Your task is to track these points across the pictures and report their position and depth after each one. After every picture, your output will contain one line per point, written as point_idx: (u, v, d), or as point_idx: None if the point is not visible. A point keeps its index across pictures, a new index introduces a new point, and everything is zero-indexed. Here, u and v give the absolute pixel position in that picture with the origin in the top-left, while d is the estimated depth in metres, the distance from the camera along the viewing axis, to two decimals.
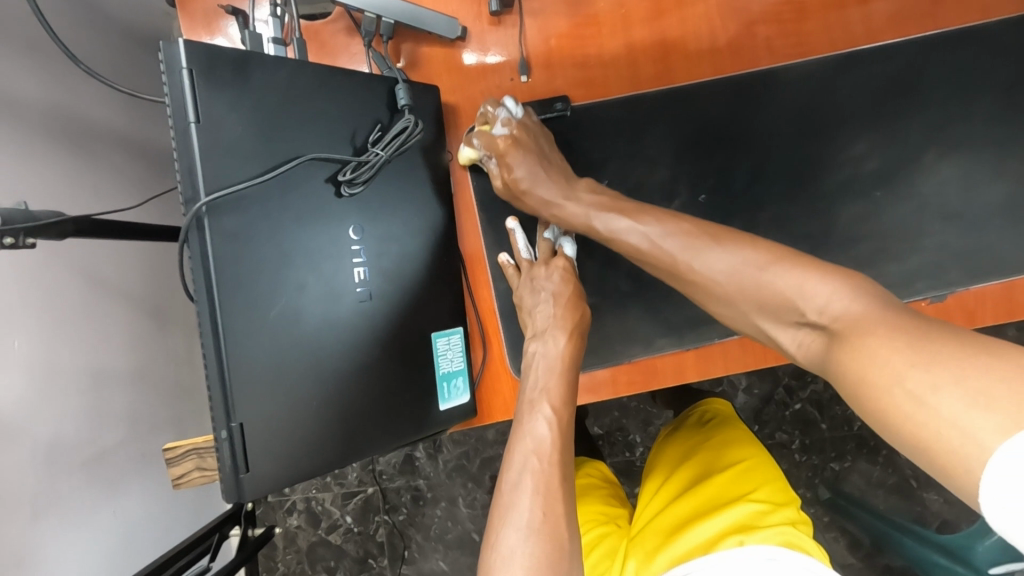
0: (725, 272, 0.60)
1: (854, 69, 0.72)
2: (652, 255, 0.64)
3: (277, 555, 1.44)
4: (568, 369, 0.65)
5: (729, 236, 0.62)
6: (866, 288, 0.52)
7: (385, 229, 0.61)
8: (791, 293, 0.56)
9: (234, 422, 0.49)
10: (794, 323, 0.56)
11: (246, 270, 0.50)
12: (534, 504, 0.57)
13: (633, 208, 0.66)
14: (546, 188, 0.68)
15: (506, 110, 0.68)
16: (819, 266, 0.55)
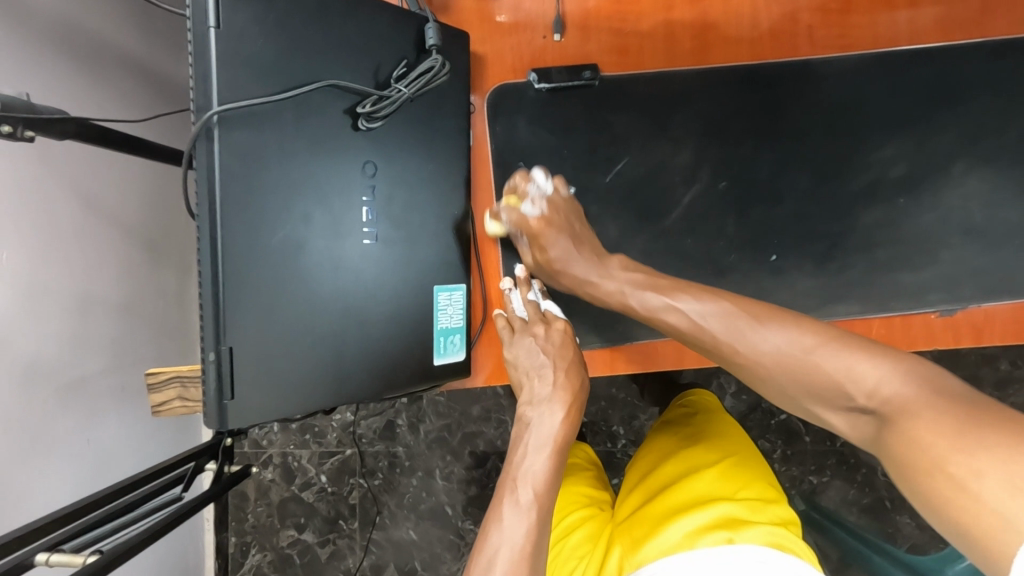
0: (773, 355, 0.58)
1: (893, 69, 0.70)
2: (694, 334, 0.62)
3: (247, 507, 1.43)
4: (560, 451, 0.64)
5: (776, 313, 0.59)
6: (914, 369, 0.51)
7: (399, 172, 0.59)
8: (839, 375, 0.54)
9: (223, 345, 0.48)
10: (843, 409, 0.55)
11: (252, 191, 0.48)
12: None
13: (672, 284, 0.63)
14: (580, 267, 0.67)
15: (536, 186, 0.65)
16: (864, 347, 0.54)
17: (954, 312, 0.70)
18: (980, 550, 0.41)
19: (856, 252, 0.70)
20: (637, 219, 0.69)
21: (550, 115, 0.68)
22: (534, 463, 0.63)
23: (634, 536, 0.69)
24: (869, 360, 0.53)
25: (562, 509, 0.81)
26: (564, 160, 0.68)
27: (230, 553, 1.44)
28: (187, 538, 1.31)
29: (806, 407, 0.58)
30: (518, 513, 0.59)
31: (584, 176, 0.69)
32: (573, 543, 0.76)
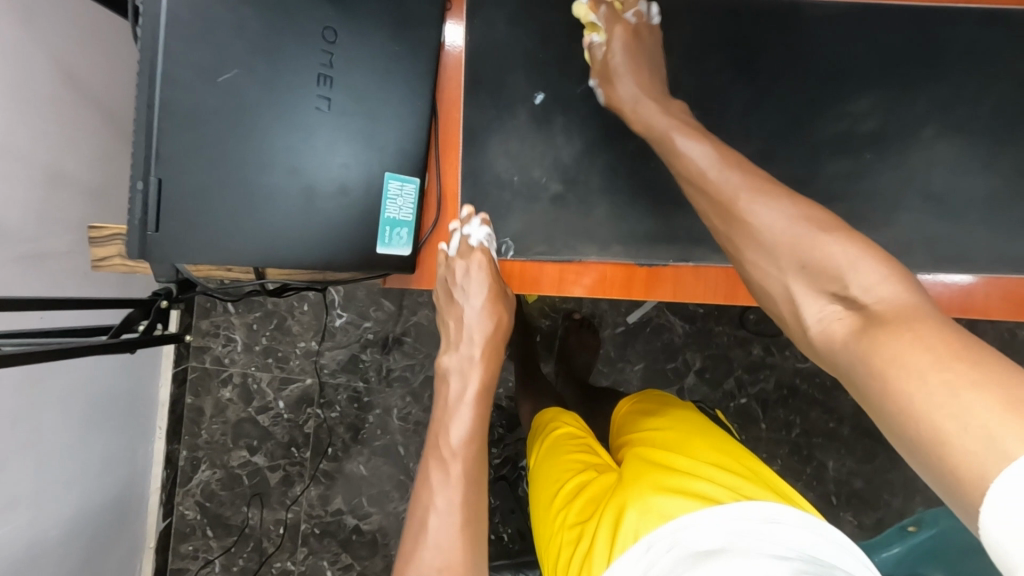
0: (771, 226, 0.53)
1: (878, 21, 0.70)
2: (702, 182, 0.58)
3: (202, 422, 1.44)
4: (483, 388, 0.73)
5: (779, 192, 0.55)
6: (919, 291, 0.46)
7: (362, 43, 0.56)
8: (840, 266, 0.49)
9: (152, 175, 0.50)
10: (826, 301, 0.49)
11: (198, 29, 0.50)
12: (454, 495, 0.65)
13: (699, 133, 0.60)
14: (638, 77, 0.65)
15: (648, 8, 0.68)
16: (881, 254, 0.48)
17: None
18: (938, 459, 0.36)
19: (816, 204, 0.70)
20: (603, 137, 0.69)
21: (529, 20, 0.67)
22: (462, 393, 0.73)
23: (631, 492, 0.66)
24: (875, 263, 0.48)
25: (555, 492, 0.78)
26: (538, 69, 0.67)
27: (179, 465, 1.44)
28: (138, 442, 1.30)
29: (790, 292, 0.53)
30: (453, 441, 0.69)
31: (554, 87, 0.68)
32: (570, 519, 0.72)
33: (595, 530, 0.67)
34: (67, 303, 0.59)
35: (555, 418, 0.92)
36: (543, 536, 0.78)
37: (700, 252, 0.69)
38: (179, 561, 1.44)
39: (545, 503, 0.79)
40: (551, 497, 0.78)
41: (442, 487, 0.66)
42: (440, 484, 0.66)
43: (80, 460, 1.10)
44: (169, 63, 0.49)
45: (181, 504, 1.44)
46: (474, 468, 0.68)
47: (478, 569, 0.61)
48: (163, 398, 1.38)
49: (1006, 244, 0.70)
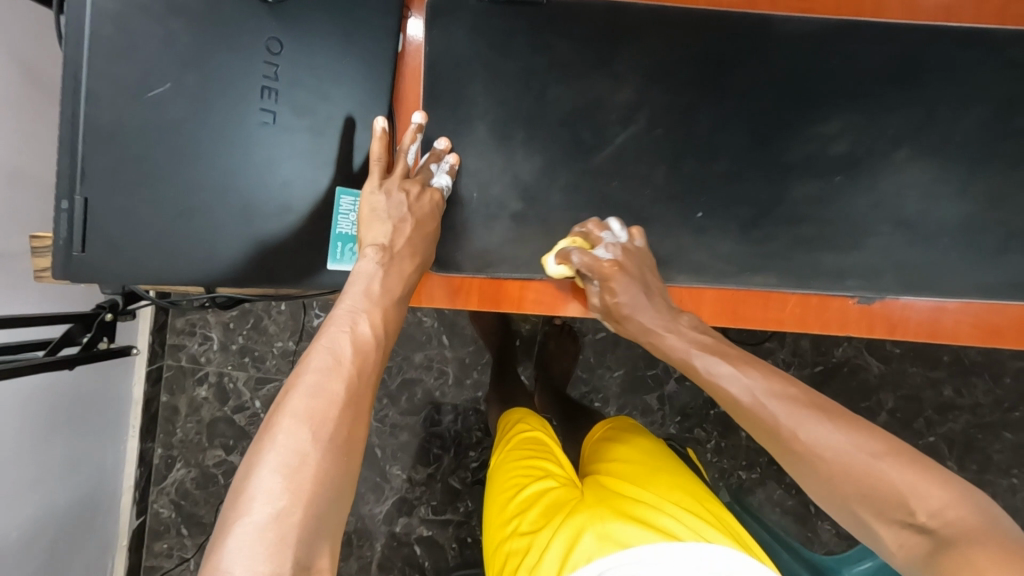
0: (834, 451, 0.51)
1: (851, 40, 0.68)
2: (750, 411, 0.57)
3: (176, 421, 1.32)
4: (396, 289, 0.57)
5: (844, 416, 0.53)
6: (970, 496, 0.47)
7: (307, 59, 0.56)
8: (902, 487, 0.48)
9: (77, 195, 0.51)
10: (896, 522, 0.48)
11: (126, 49, 0.51)
12: (322, 419, 0.45)
13: (737, 355, 0.61)
14: (647, 317, 0.65)
15: (612, 234, 0.64)
16: (936, 470, 0.48)
17: (871, 302, 0.69)
18: None
19: (782, 226, 0.69)
20: (565, 154, 0.67)
21: (489, 32, 0.65)
22: (369, 295, 0.55)
23: (593, 515, 0.64)
24: (935, 482, 0.47)
25: (511, 496, 0.76)
26: (499, 83, 0.66)
27: (154, 463, 1.32)
28: (109, 439, 1.19)
29: (858, 515, 0.50)
30: (344, 346, 0.50)
31: (515, 102, 0.66)
32: (523, 527, 0.71)
33: (547, 541, 0.65)
34: (12, 320, 0.56)
35: (520, 420, 0.91)
36: (493, 540, 0.77)
37: (663, 271, 0.68)
38: (154, 559, 1.33)
39: (500, 506, 0.77)
40: (507, 501, 0.76)
41: (317, 399, 0.46)
42: (313, 392, 0.46)
43: (46, 457, 1.00)
44: (94, 78, 0.50)
45: (155, 502, 1.32)
46: (362, 398, 0.48)
47: (346, 496, 0.44)
48: (137, 396, 1.26)
49: (974, 267, 0.69)
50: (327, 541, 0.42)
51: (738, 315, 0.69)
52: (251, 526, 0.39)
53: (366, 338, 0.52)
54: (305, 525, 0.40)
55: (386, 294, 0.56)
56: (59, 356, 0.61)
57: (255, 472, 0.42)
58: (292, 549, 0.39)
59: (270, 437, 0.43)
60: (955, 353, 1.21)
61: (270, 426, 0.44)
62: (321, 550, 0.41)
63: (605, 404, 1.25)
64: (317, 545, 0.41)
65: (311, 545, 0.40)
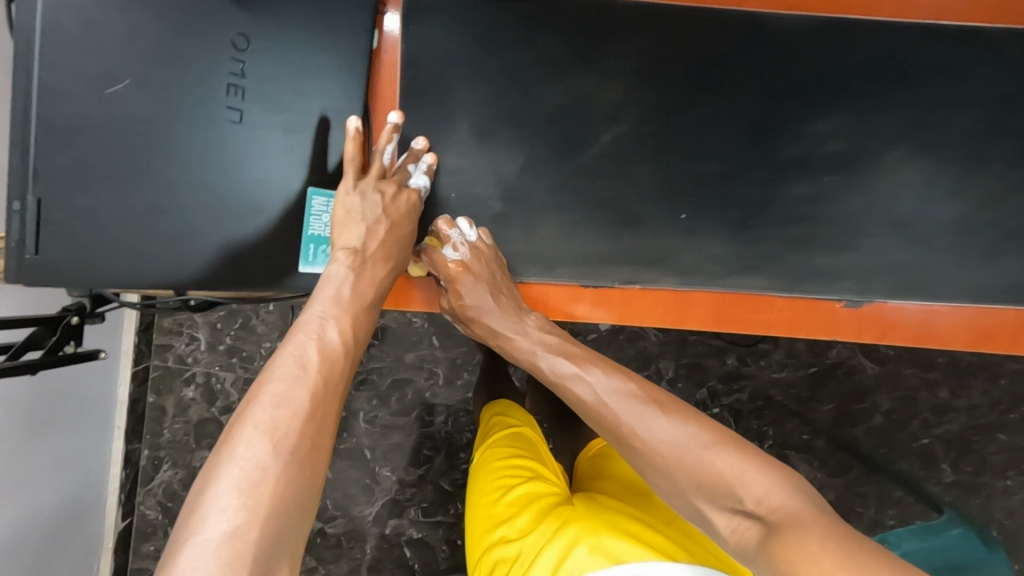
0: (669, 445, 0.51)
1: (843, 36, 0.66)
2: (593, 410, 0.57)
3: (163, 422, 1.29)
4: (369, 295, 0.56)
5: (671, 409, 0.54)
6: (799, 485, 0.47)
7: (276, 54, 0.54)
8: (727, 475, 0.48)
9: (30, 196, 0.48)
10: (727, 508, 0.47)
11: (82, 43, 0.48)
12: (283, 430, 0.43)
13: (587, 356, 0.62)
14: (501, 321, 0.66)
15: (460, 233, 0.63)
16: (746, 452, 0.49)
17: (862, 305, 0.67)
18: None
19: (772, 228, 0.67)
20: (548, 154, 0.65)
21: (470, 27, 0.63)
22: (339, 301, 0.53)
23: (586, 524, 0.62)
24: (736, 460, 0.48)
25: (497, 497, 0.74)
26: (479, 80, 0.64)
27: (140, 465, 1.29)
28: (97, 439, 1.16)
29: (695, 507, 0.50)
30: (310, 353, 0.48)
31: (496, 99, 0.64)
32: (511, 531, 0.69)
33: (537, 548, 0.63)
34: None
35: (508, 415, 0.88)
36: (477, 542, 0.74)
37: (649, 274, 0.66)
38: (141, 561, 1.30)
39: (484, 505, 0.75)
40: (493, 501, 0.74)
41: (282, 409, 0.44)
42: (277, 401, 0.44)
43: (31, 461, 0.97)
44: (47, 72, 0.48)
45: (141, 504, 1.29)
46: (329, 408, 0.47)
47: (308, 511, 0.43)
48: (122, 397, 1.22)
49: (968, 270, 0.67)
50: (288, 558, 0.40)
51: (726, 319, 0.68)
52: (205, 542, 0.37)
53: (334, 344, 0.50)
54: (263, 542, 0.39)
55: (357, 298, 0.54)
56: (22, 360, 0.59)
57: (213, 484, 0.40)
58: (248, 565, 0.37)
59: (231, 449, 0.41)
60: (952, 355, 1.19)
61: (229, 437, 0.42)
62: (281, 569, 0.39)
63: None
64: (275, 563, 0.39)
65: (272, 562, 0.39)
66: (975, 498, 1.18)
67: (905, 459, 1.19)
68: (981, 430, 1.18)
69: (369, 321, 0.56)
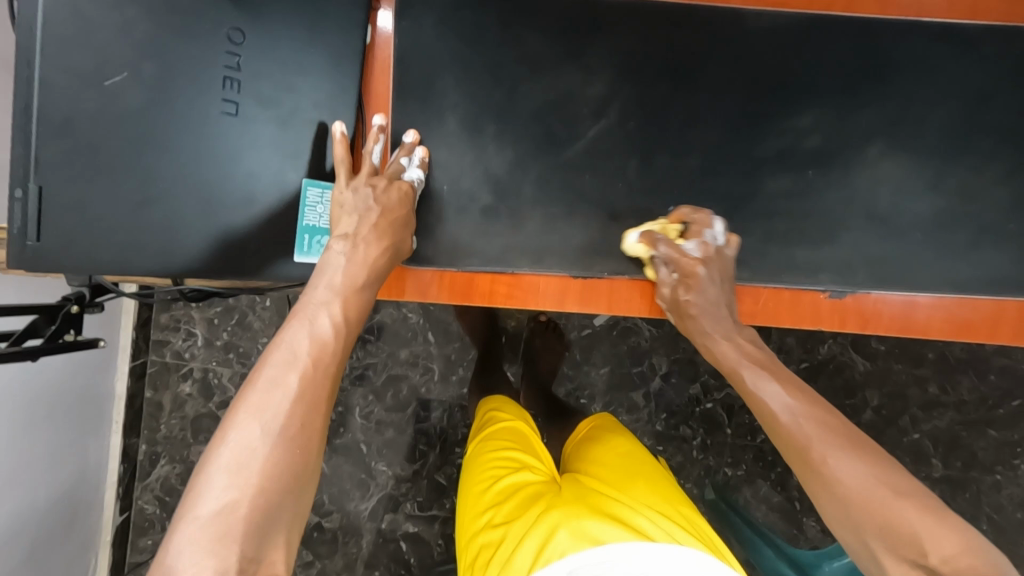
0: (858, 485, 0.51)
1: (823, 35, 0.68)
2: (786, 430, 0.57)
3: (160, 417, 1.30)
4: (366, 280, 0.56)
5: (858, 443, 0.54)
6: (978, 544, 0.48)
7: (270, 48, 0.56)
8: (917, 530, 0.48)
9: (30, 183, 0.50)
10: (908, 560, 0.48)
11: (82, 37, 0.50)
12: (278, 418, 0.46)
13: (784, 377, 0.60)
14: (709, 320, 0.64)
15: (712, 234, 0.64)
16: (948, 515, 0.49)
17: (843, 296, 0.69)
18: None
19: (755, 221, 0.69)
20: (536, 148, 0.67)
21: (459, 24, 0.65)
22: (334, 287, 0.54)
23: (569, 511, 0.64)
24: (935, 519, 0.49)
25: (485, 486, 0.75)
26: (469, 75, 0.65)
27: (138, 460, 1.30)
28: (91, 435, 1.16)
29: (869, 547, 0.51)
30: (302, 341, 0.50)
31: (485, 94, 0.66)
32: (497, 518, 0.70)
33: (520, 534, 0.65)
34: None
35: (498, 408, 0.90)
36: (466, 528, 0.76)
37: (636, 265, 0.68)
38: (137, 555, 1.31)
39: (473, 494, 0.77)
40: (481, 491, 0.75)
41: (272, 396, 0.46)
42: (269, 391, 0.47)
43: (26, 451, 0.97)
44: (47, 64, 0.50)
45: (139, 498, 1.30)
46: (320, 393, 0.48)
47: (298, 493, 0.45)
48: (120, 391, 1.23)
49: (947, 263, 0.69)
50: (281, 534, 0.44)
51: None
52: (196, 522, 0.41)
53: (327, 334, 0.52)
54: (251, 521, 0.42)
55: (351, 285, 0.55)
56: (22, 347, 0.60)
57: (209, 468, 0.44)
58: (236, 541, 0.41)
59: (223, 434, 0.45)
60: (940, 351, 1.21)
61: (226, 424, 0.45)
62: (273, 543, 0.43)
63: (592, 401, 1.21)
64: (267, 539, 0.43)
65: (262, 541, 0.42)
66: (964, 492, 1.20)
67: (895, 454, 1.20)
68: (969, 425, 1.20)
69: (367, 303, 0.57)
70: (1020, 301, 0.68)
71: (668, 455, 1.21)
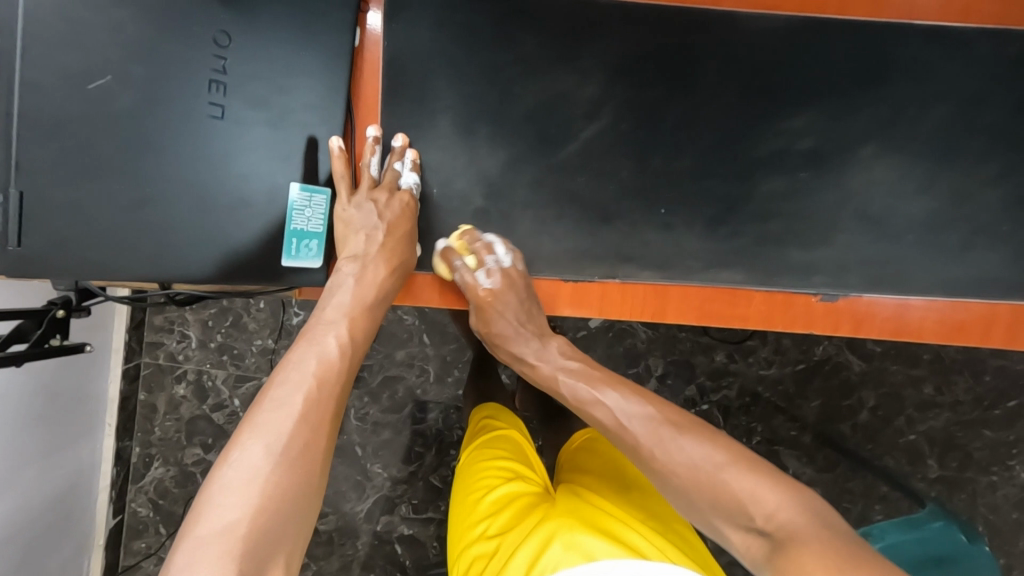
0: (683, 464, 0.54)
1: (816, 36, 0.67)
2: (615, 432, 0.61)
3: (154, 419, 1.29)
4: (375, 300, 0.59)
5: (697, 430, 0.57)
6: (809, 503, 0.50)
7: (257, 50, 0.56)
8: (742, 495, 0.51)
9: (13, 188, 0.49)
10: (743, 526, 0.50)
11: (65, 39, 0.50)
12: (283, 434, 0.47)
13: (603, 376, 0.66)
14: (511, 345, 0.72)
15: (495, 258, 0.64)
16: (782, 479, 0.52)
17: (837, 299, 0.68)
18: None
19: (748, 223, 0.69)
20: (528, 150, 0.66)
21: (449, 25, 0.65)
22: (342, 308, 0.58)
23: (563, 521, 0.63)
24: (769, 484, 0.51)
25: (479, 497, 0.75)
26: (459, 76, 0.65)
27: (132, 462, 1.29)
28: (84, 437, 1.15)
29: (710, 523, 0.53)
30: (309, 360, 0.53)
31: (476, 96, 0.65)
32: (491, 529, 0.70)
33: (515, 545, 0.64)
34: None
35: (494, 419, 0.89)
36: (458, 538, 0.76)
37: (629, 268, 0.68)
38: (131, 559, 1.30)
39: (466, 505, 0.76)
40: (475, 501, 0.75)
41: (277, 413, 0.48)
42: (276, 407, 0.49)
43: (20, 456, 0.97)
44: (30, 67, 0.49)
45: (133, 501, 1.29)
46: (324, 411, 0.50)
47: (299, 512, 0.45)
48: (113, 393, 1.22)
49: (941, 265, 0.69)
50: (280, 553, 0.43)
51: (704, 315, 0.69)
52: (197, 537, 0.41)
53: (333, 353, 0.54)
54: (248, 537, 0.41)
55: (357, 305, 0.59)
56: (8, 352, 0.59)
57: (213, 485, 0.44)
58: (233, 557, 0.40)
59: (229, 453, 0.45)
60: (935, 352, 1.21)
61: (233, 441, 0.46)
62: (274, 562, 0.42)
63: None
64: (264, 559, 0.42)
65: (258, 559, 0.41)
66: (959, 493, 1.20)
67: (890, 455, 1.20)
68: (965, 425, 1.20)
69: (371, 325, 0.61)
70: (1015, 303, 0.68)
71: None
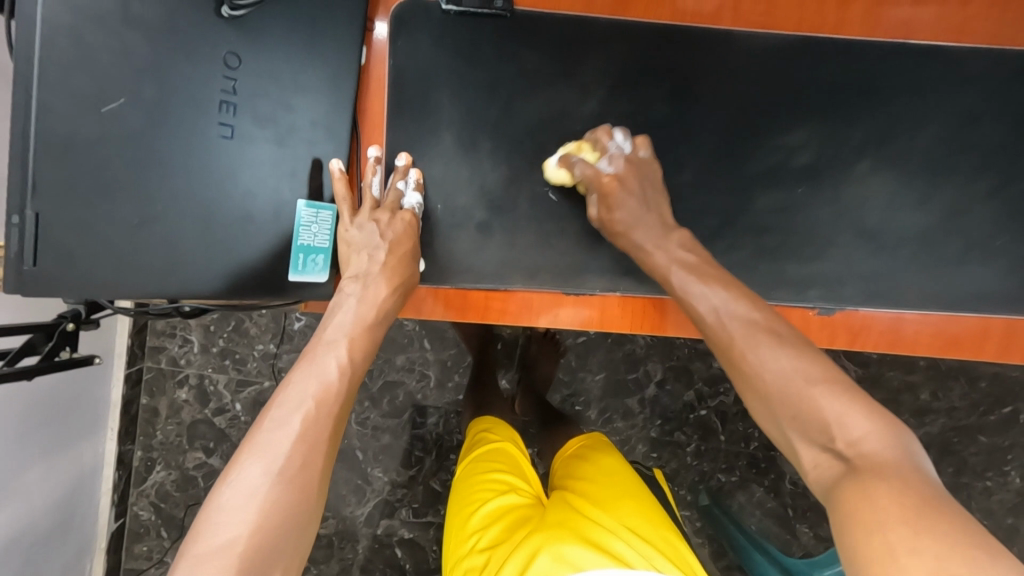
0: (776, 373, 0.50)
1: (813, 54, 0.68)
2: (711, 325, 0.57)
3: (156, 423, 1.30)
4: (377, 320, 0.59)
5: (786, 338, 0.53)
6: (903, 437, 0.44)
7: (265, 71, 0.57)
8: (830, 416, 0.46)
9: (29, 210, 0.50)
10: (818, 444, 0.47)
11: (80, 62, 0.50)
12: (281, 457, 0.47)
13: (710, 269, 0.60)
14: (639, 232, 0.63)
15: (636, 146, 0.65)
16: (876, 408, 0.46)
17: (833, 313, 0.69)
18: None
19: (746, 237, 0.70)
20: (530, 166, 0.67)
21: (453, 44, 0.66)
22: (343, 328, 0.58)
23: (549, 536, 0.64)
24: (863, 414, 0.46)
25: (471, 510, 0.76)
26: (462, 93, 0.66)
27: (134, 466, 1.30)
28: (88, 440, 1.16)
29: (785, 436, 0.49)
30: (309, 382, 0.52)
31: (479, 112, 0.66)
32: (480, 543, 0.72)
33: (503, 559, 0.66)
34: None
35: (488, 429, 0.90)
36: (450, 551, 0.78)
37: (628, 281, 0.69)
38: (133, 561, 1.30)
39: (459, 519, 0.78)
40: (467, 515, 0.76)
41: (275, 437, 0.48)
42: (275, 430, 0.49)
43: (26, 458, 0.98)
44: (44, 90, 0.50)
45: (134, 504, 1.30)
46: (322, 430, 0.50)
47: (298, 534, 0.46)
48: (116, 398, 1.23)
49: (935, 279, 0.70)
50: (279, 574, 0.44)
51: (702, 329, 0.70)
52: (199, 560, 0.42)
53: (332, 373, 0.54)
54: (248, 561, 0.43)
55: (359, 323, 0.58)
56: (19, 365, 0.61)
57: (213, 508, 0.45)
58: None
59: (228, 475, 0.46)
60: (932, 359, 1.22)
61: (232, 465, 0.47)
62: None
63: (587, 408, 1.21)
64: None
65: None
66: (955, 498, 1.21)
67: None
68: (960, 431, 1.21)
69: (375, 340, 0.60)
70: (1009, 317, 0.69)
71: (663, 461, 1.21)
